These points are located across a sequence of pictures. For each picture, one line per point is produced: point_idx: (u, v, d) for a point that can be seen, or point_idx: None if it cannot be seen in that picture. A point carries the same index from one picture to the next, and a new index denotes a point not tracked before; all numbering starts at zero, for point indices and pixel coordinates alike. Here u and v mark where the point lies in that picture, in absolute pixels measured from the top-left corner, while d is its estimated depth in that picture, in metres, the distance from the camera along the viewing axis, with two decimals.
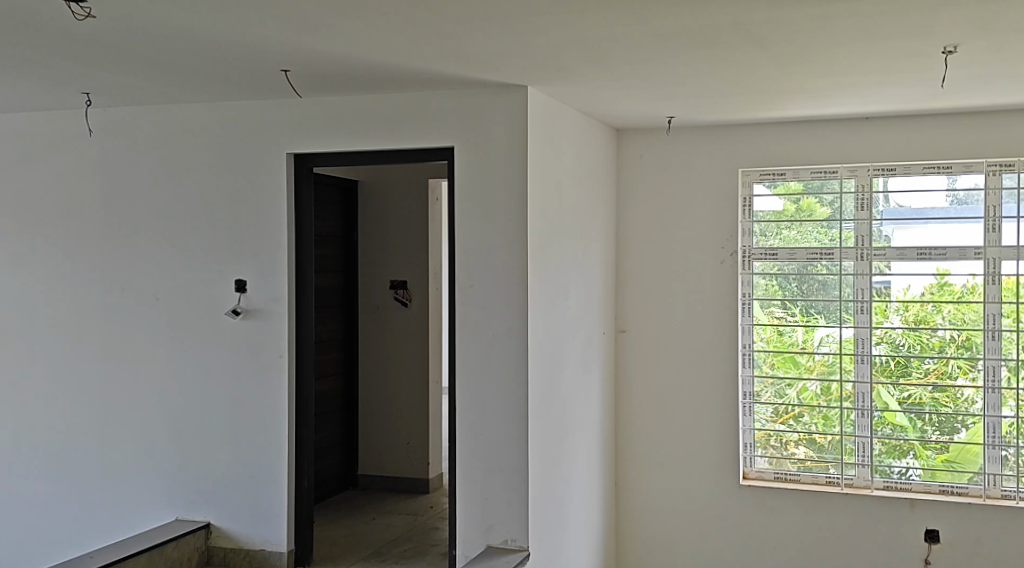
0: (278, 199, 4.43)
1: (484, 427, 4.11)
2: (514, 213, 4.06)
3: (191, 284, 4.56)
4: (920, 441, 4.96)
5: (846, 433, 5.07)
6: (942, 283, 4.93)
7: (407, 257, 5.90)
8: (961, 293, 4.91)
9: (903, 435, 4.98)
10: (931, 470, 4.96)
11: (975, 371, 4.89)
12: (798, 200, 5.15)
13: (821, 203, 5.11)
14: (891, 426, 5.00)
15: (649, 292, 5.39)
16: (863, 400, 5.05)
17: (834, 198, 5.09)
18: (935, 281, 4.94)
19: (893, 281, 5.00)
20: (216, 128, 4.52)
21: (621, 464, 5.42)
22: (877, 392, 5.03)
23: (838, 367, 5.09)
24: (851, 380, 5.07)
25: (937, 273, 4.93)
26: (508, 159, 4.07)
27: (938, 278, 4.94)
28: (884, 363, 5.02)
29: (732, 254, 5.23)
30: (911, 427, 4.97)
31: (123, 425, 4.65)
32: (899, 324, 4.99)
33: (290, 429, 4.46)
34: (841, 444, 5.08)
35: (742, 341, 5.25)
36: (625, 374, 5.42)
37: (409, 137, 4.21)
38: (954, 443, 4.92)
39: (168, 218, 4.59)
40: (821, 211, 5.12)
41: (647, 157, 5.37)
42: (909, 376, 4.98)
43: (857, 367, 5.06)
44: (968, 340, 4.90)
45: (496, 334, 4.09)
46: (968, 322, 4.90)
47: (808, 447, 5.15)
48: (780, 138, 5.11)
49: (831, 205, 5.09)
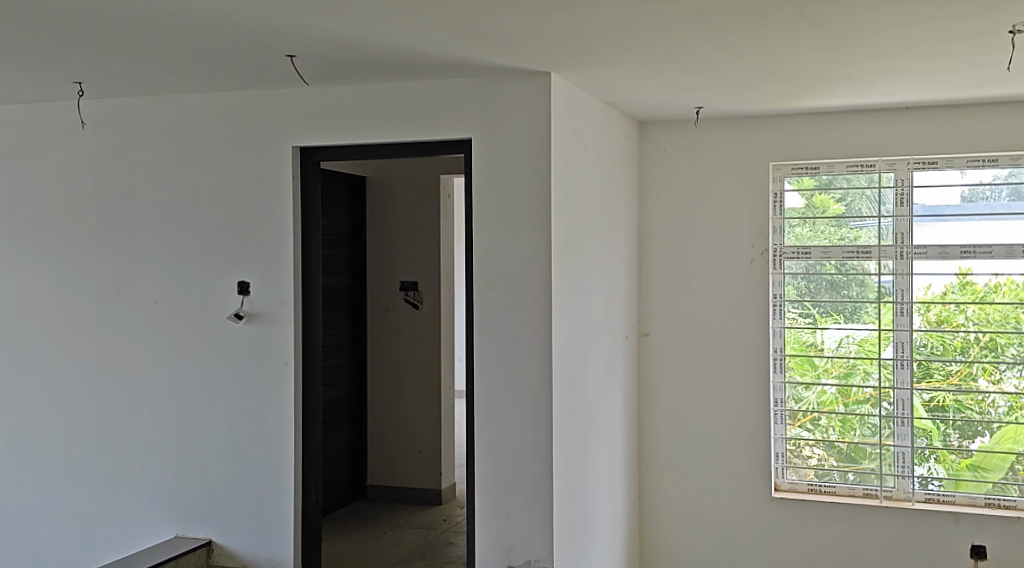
0: (283, 195, 4.16)
1: (504, 439, 3.84)
2: (538, 209, 3.78)
3: (190, 286, 4.29)
4: (946, 447, 4.71)
5: (863, 437, 4.82)
6: (964, 282, 4.67)
7: (418, 256, 5.62)
8: (984, 293, 4.65)
9: (925, 442, 4.73)
10: (954, 478, 4.70)
11: (1000, 373, 4.63)
12: (810, 197, 4.91)
13: (833, 199, 4.87)
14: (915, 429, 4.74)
15: (674, 294, 5.10)
16: (889, 405, 4.78)
17: (846, 194, 4.85)
18: (957, 280, 4.68)
19: (905, 281, 4.75)
20: (217, 120, 4.24)
21: (646, 476, 5.14)
22: (902, 397, 4.75)
23: (859, 369, 4.83)
24: (872, 381, 4.80)
25: (959, 273, 4.67)
26: (531, 150, 3.79)
27: (960, 278, 4.67)
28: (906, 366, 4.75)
29: (762, 252, 4.94)
30: (934, 432, 4.71)
31: (120, 437, 4.38)
32: (920, 324, 4.74)
33: (297, 440, 4.19)
34: (864, 452, 4.82)
35: (773, 345, 4.95)
36: (648, 379, 5.14)
37: (423, 128, 3.94)
38: (977, 450, 4.67)
39: (166, 217, 4.31)
40: (833, 207, 4.87)
41: (672, 150, 5.09)
42: (932, 377, 4.72)
43: (882, 369, 4.78)
44: (992, 341, 4.64)
45: (518, 339, 3.81)
46: (992, 322, 4.64)
47: (830, 454, 4.88)
48: (814, 129, 4.83)
49: (843, 201, 4.86)
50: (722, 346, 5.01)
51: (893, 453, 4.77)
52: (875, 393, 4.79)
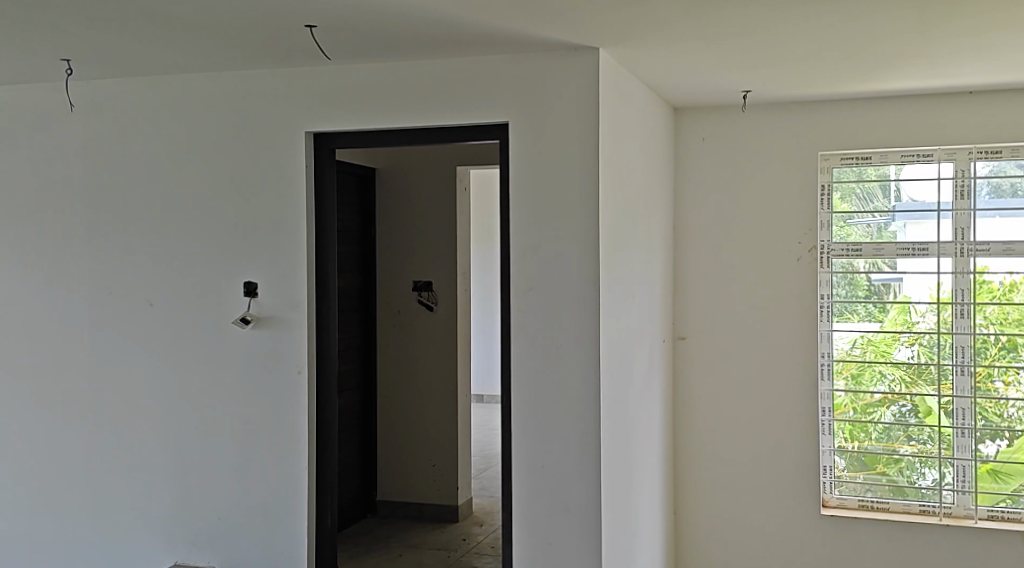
0: (295, 185, 3.75)
1: (546, 458, 3.44)
2: (587, 200, 3.39)
3: (191, 288, 3.87)
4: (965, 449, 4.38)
5: (876, 440, 4.51)
6: (979, 281, 4.37)
7: (431, 254, 5.22)
8: (1000, 293, 4.36)
9: (937, 448, 4.42)
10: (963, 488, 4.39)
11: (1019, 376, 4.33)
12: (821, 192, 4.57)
13: (841, 196, 4.56)
14: (932, 431, 4.42)
15: (711, 294, 4.72)
16: (902, 408, 4.48)
17: (856, 189, 4.53)
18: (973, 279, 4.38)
19: (906, 279, 4.47)
20: (222, 102, 3.83)
21: (682, 491, 4.76)
22: (917, 402, 4.45)
23: (866, 372, 4.53)
24: (883, 384, 4.50)
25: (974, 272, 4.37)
26: (579, 135, 3.40)
27: (975, 276, 4.37)
28: (921, 369, 4.44)
29: (810, 249, 4.56)
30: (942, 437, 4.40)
31: (113, 454, 3.96)
32: (928, 324, 4.44)
33: (310, 458, 3.78)
34: (880, 459, 4.50)
35: (821, 349, 4.56)
36: (685, 388, 4.76)
37: (454, 111, 3.54)
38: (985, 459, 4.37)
39: (165, 211, 3.89)
40: (842, 205, 4.56)
41: (711, 139, 4.70)
42: (946, 380, 4.41)
43: (896, 370, 4.48)
44: (1012, 342, 4.34)
45: (563, 346, 3.42)
46: (1011, 322, 4.34)
47: (839, 459, 4.56)
48: (867, 116, 4.46)
49: (852, 197, 4.54)
50: (766, 350, 4.63)
51: (925, 461, 4.44)
52: (886, 397, 4.49)
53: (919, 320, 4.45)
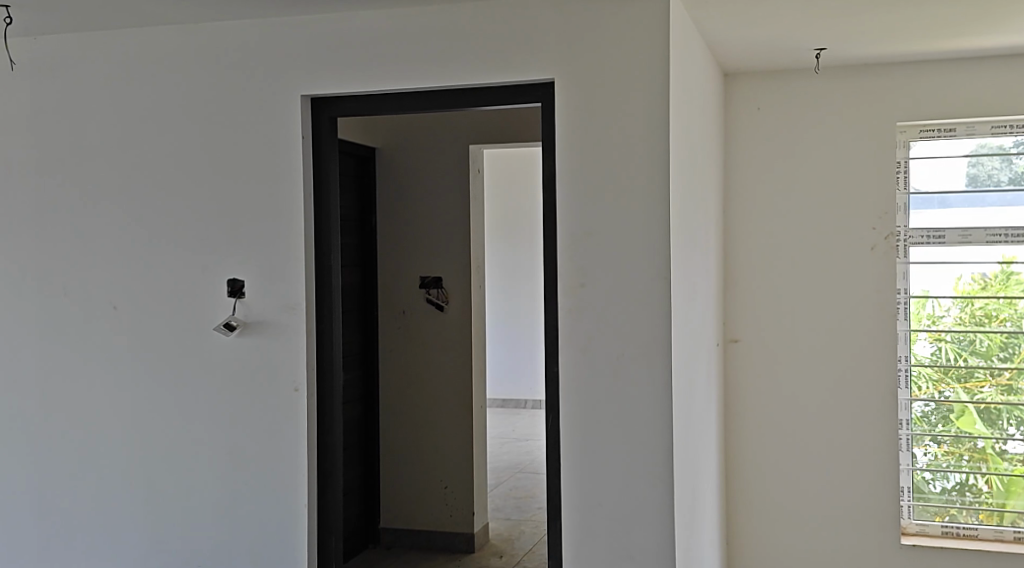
0: (288, 160, 3.08)
1: (605, 494, 2.79)
2: (656, 174, 2.74)
3: (163, 288, 3.20)
4: (996, 451, 3.90)
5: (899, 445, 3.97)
6: (1007, 272, 3.88)
7: (441, 246, 4.57)
8: None
9: (956, 457, 3.94)
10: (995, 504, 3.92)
11: None
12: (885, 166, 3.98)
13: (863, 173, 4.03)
14: (959, 434, 3.93)
15: (768, 289, 4.09)
16: (924, 408, 3.96)
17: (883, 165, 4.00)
18: (999, 270, 3.89)
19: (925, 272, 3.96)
20: (195, 61, 3.15)
21: (735, 515, 4.13)
22: (946, 402, 3.94)
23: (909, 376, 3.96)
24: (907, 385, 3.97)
25: (1002, 262, 3.88)
26: (641, 94, 2.76)
27: (1003, 267, 3.88)
28: (946, 367, 3.94)
29: (887, 237, 3.93)
30: (961, 444, 3.94)
31: (70, 488, 3.29)
32: (952, 320, 3.94)
33: (310, 493, 3.12)
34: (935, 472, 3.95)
35: (900, 352, 3.95)
36: (738, 399, 4.12)
37: (485, 68, 2.88)
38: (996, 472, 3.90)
39: (129, 195, 3.21)
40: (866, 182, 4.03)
41: (768, 109, 4.06)
42: (972, 378, 3.91)
43: (920, 368, 3.97)
44: None
45: (624, 356, 2.77)
46: None
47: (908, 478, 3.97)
48: (954, 81, 3.83)
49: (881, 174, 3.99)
50: (834, 354, 4.01)
51: (950, 460, 3.94)
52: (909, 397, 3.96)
53: (944, 314, 3.95)
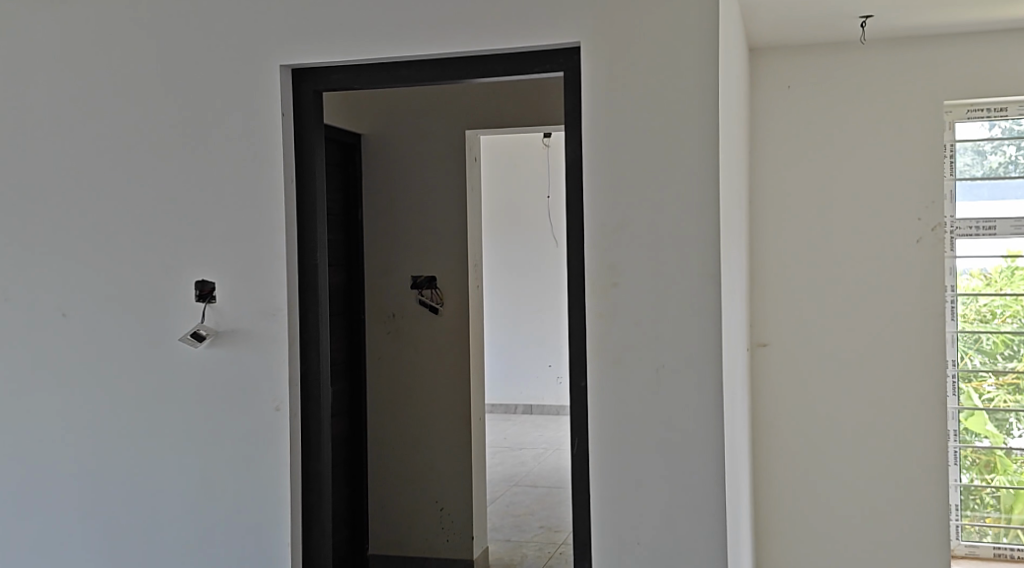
0: (265, 142, 2.64)
1: (642, 531, 2.37)
2: (705, 154, 2.33)
3: (119, 291, 2.75)
4: (1003, 454, 3.64)
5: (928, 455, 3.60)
6: (1012, 268, 3.63)
7: (434, 241, 4.15)
8: None
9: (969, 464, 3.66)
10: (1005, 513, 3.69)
11: None
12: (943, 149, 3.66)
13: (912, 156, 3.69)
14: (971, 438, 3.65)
15: (799, 287, 3.69)
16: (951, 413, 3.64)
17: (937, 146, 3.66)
18: (1004, 265, 3.64)
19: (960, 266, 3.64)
20: (156, 26, 2.70)
21: (764, 536, 3.73)
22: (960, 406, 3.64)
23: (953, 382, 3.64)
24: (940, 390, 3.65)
25: (1007, 257, 3.63)
26: (682, 60, 2.34)
27: (1008, 263, 3.63)
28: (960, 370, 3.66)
29: (933, 228, 3.55)
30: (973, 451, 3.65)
31: (14, 524, 2.84)
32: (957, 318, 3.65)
33: (295, 529, 2.68)
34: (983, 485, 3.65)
35: (947, 355, 3.63)
36: (766, 409, 3.72)
37: (498, 30, 2.45)
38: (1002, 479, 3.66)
39: (78, 184, 2.76)
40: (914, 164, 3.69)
41: (800, 87, 3.66)
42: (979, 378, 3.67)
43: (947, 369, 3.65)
44: None
45: (666, 369, 2.35)
46: None
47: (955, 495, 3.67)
48: (1007, 55, 3.45)
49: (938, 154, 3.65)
50: (874, 358, 3.62)
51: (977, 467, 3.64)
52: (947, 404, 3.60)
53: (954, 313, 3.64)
